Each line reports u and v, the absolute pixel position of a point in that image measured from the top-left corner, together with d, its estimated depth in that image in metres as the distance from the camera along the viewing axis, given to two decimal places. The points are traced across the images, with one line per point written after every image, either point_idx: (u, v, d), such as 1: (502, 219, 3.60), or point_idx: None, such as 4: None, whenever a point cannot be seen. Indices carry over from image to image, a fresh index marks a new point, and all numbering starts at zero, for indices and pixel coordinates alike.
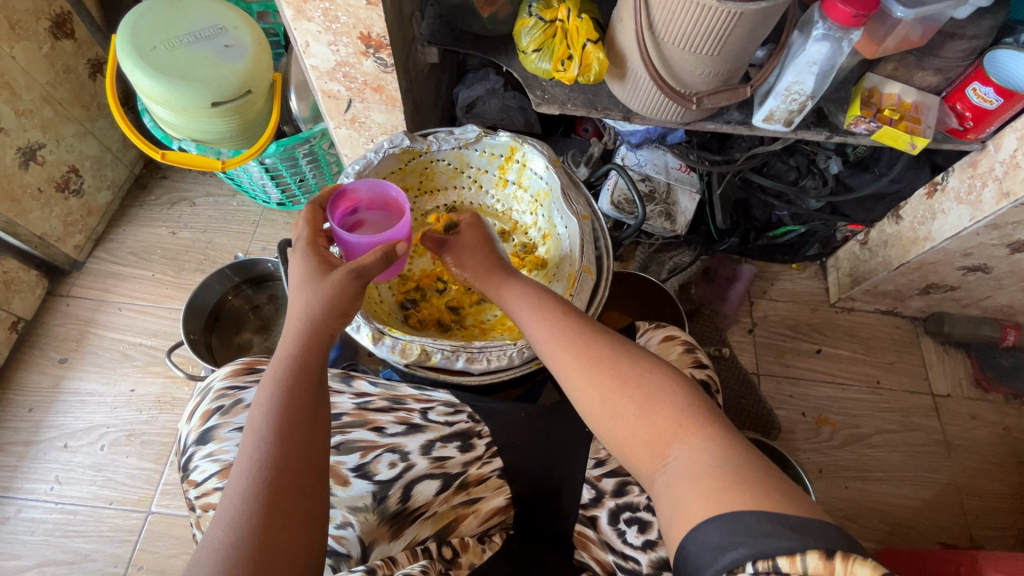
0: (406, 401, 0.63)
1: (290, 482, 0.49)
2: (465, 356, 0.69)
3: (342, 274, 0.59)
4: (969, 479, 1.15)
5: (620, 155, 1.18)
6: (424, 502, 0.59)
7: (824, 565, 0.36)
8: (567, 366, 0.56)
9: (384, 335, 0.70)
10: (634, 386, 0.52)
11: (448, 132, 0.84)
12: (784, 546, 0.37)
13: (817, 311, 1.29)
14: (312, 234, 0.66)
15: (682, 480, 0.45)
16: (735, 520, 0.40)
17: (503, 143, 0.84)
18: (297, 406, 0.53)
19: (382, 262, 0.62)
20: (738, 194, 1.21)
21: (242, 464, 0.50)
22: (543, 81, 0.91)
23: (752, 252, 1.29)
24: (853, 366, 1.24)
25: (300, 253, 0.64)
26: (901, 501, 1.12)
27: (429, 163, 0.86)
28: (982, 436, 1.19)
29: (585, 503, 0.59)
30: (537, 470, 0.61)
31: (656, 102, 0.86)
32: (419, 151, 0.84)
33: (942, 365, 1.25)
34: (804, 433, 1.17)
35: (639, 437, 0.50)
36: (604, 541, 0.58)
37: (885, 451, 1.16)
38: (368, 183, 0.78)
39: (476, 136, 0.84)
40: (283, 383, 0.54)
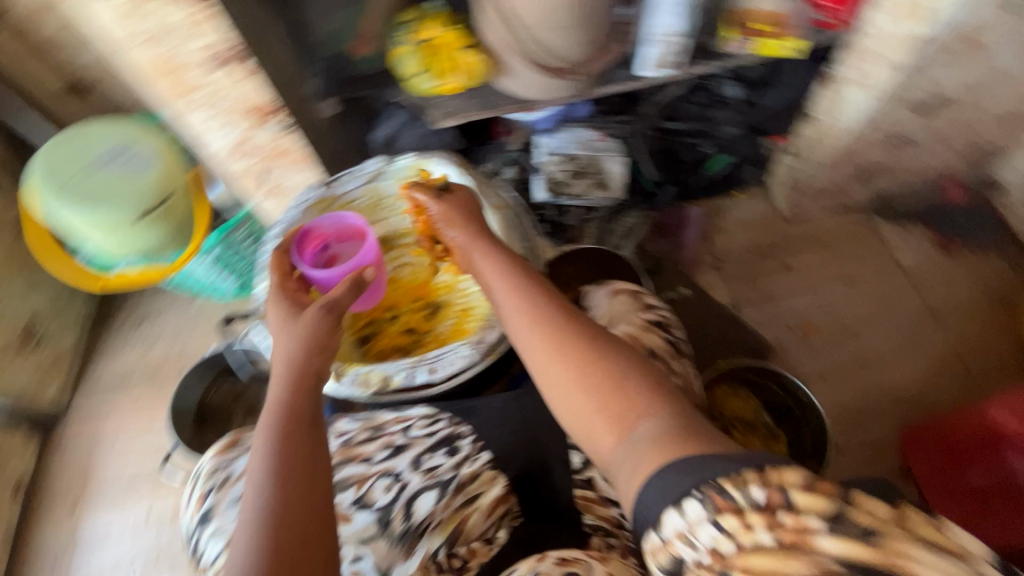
0: (386, 426, 0.64)
1: (293, 527, 0.50)
2: (424, 368, 0.71)
3: (315, 311, 0.63)
4: (965, 340, 1.16)
5: (538, 145, 1.21)
6: (427, 513, 0.59)
7: (764, 485, 0.38)
8: (537, 348, 0.57)
9: (344, 372, 0.71)
10: (601, 360, 0.54)
11: (352, 171, 0.87)
12: (725, 471, 0.40)
13: (771, 229, 1.32)
14: (281, 281, 0.68)
15: (643, 443, 0.47)
16: (687, 464, 0.42)
17: (407, 164, 0.87)
18: (292, 450, 0.54)
19: (352, 291, 0.66)
20: (660, 144, 1.23)
21: (246, 514, 0.51)
22: (432, 99, 0.94)
23: (693, 194, 1.32)
24: (821, 268, 1.27)
25: (272, 298, 0.66)
26: (906, 379, 1.14)
27: (345, 206, 0.89)
28: (961, 293, 1.21)
29: (577, 467, 0.63)
30: (524, 450, 0.63)
31: (543, 83, 0.89)
32: (332, 197, 0.86)
33: (905, 242, 1.27)
34: (796, 346, 1.19)
35: (603, 411, 0.52)
36: (604, 497, 0.62)
37: (876, 337, 1.18)
38: (330, 218, 0.82)
39: (379, 167, 0.87)
40: (276, 430, 0.56)
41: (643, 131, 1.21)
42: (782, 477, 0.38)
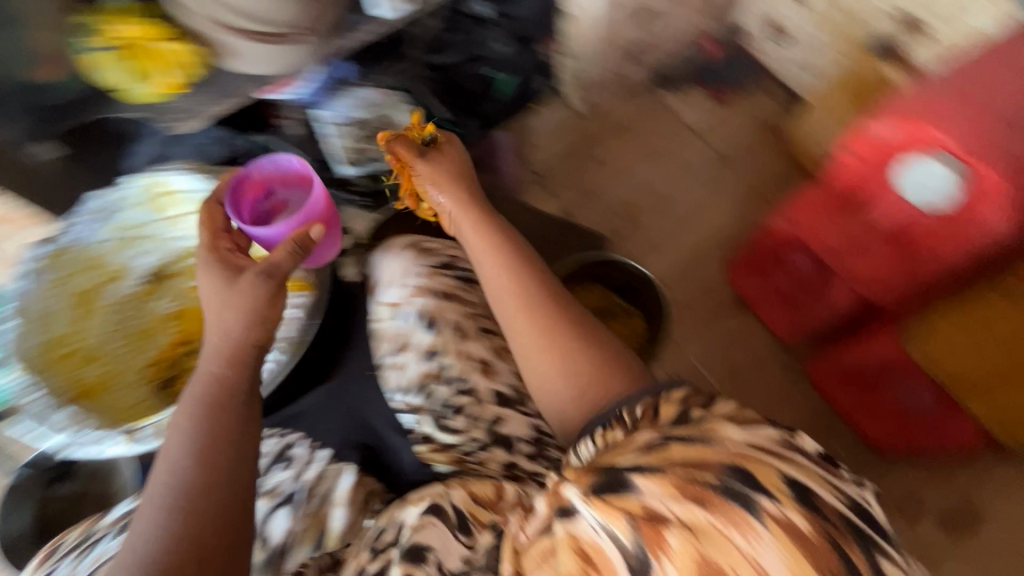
0: None
1: (205, 510, 0.49)
2: None
3: (251, 277, 0.57)
4: (757, 173, 1.32)
5: (317, 118, 1.12)
6: (282, 534, 0.58)
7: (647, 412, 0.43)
8: (513, 309, 0.61)
9: (137, 430, 0.67)
10: (582, 339, 0.58)
11: (76, 214, 0.76)
12: (636, 399, 0.46)
13: (575, 128, 1.38)
14: (209, 244, 0.62)
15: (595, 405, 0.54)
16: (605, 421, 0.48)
17: (141, 186, 0.78)
18: (216, 435, 0.53)
19: (295, 255, 0.59)
20: (441, 82, 1.20)
21: (159, 485, 0.50)
22: (161, 105, 0.83)
23: (494, 120, 1.32)
24: (626, 150, 1.36)
25: (205, 265, 0.60)
26: (717, 221, 1.28)
27: (86, 254, 0.78)
28: (740, 132, 1.36)
29: (411, 427, 0.63)
30: (359, 432, 0.66)
31: (279, 55, 0.81)
32: (59, 249, 0.75)
33: (689, 105, 1.39)
34: (626, 227, 1.28)
35: (570, 380, 0.57)
36: (443, 444, 0.62)
37: (686, 196, 1.31)
38: (273, 162, 0.75)
39: (108, 199, 0.77)
40: (201, 410, 0.54)
41: (419, 73, 1.17)
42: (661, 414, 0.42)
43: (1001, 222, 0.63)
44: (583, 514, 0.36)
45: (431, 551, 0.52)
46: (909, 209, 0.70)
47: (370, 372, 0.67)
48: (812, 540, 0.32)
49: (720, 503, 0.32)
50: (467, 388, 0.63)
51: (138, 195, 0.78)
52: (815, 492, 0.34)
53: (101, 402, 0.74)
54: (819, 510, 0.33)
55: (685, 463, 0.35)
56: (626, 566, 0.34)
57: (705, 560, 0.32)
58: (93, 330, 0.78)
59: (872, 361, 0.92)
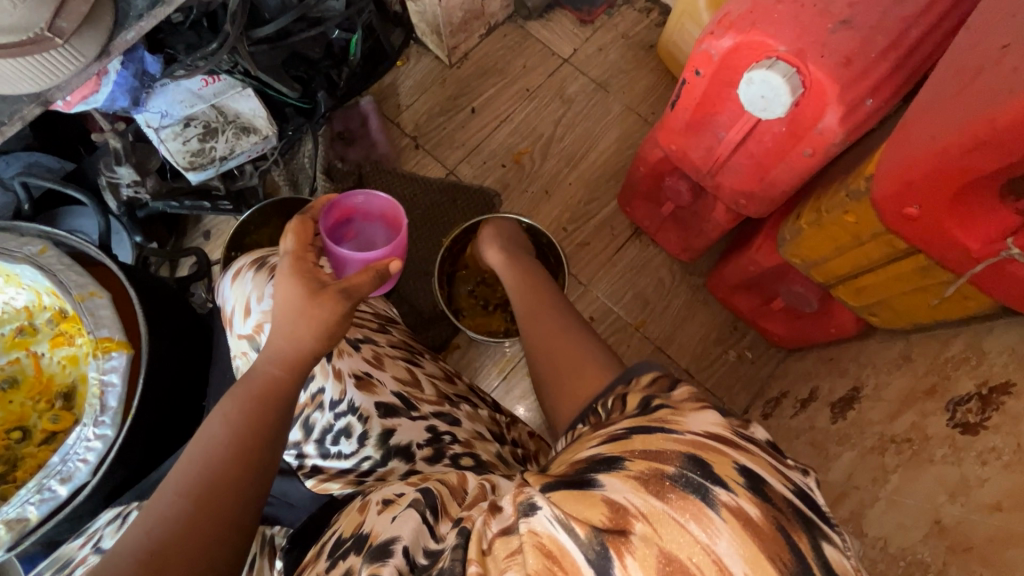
0: (75, 557, 0.55)
1: (216, 517, 0.46)
2: (53, 481, 0.59)
3: (332, 295, 0.54)
4: (633, 94, 1.28)
5: (141, 124, 0.98)
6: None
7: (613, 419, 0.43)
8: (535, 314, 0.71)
9: None
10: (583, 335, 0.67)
11: None
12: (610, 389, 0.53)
13: (445, 80, 1.28)
14: (298, 253, 0.60)
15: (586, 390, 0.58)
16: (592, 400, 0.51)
17: None
18: (259, 442, 0.50)
19: (375, 282, 0.58)
20: (277, 56, 1.04)
21: (188, 475, 0.47)
22: None
23: (353, 87, 1.21)
24: (503, 94, 1.28)
25: (287, 275, 0.57)
26: (606, 153, 1.25)
27: None
28: (615, 55, 1.30)
29: (299, 464, 0.60)
30: None
31: (36, 66, 0.68)
32: None
33: (553, 32, 1.32)
34: (517, 176, 1.23)
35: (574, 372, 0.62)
36: (337, 470, 0.59)
37: (572, 132, 1.26)
38: (364, 196, 0.86)
39: None
40: (251, 407, 0.51)
41: (247, 52, 1.00)
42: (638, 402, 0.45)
43: (833, 119, 0.62)
44: (539, 508, 0.32)
45: (399, 541, 0.40)
46: (752, 118, 0.68)
47: None
48: (761, 525, 0.30)
49: (677, 493, 0.31)
50: (345, 409, 0.58)
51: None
52: (765, 482, 0.33)
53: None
54: (768, 496, 0.32)
55: (646, 450, 0.34)
56: (585, 562, 0.30)
57: (665, 552, 0.29)
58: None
59: (756, 269, 0.94)
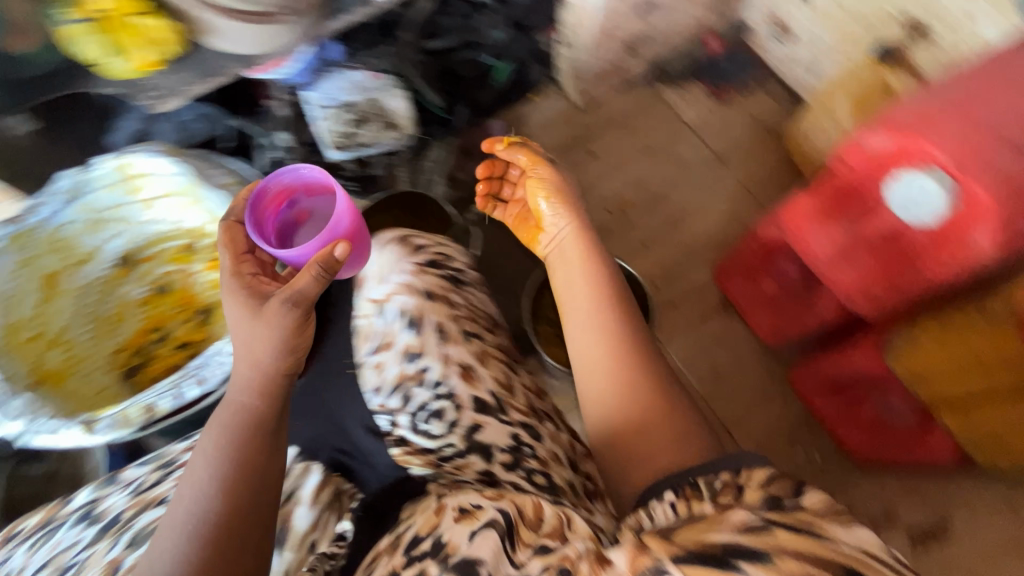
0: (178, 458, 0.62)
1: (228, 555, 0.51)
2: (190, 382, 0.75)
3: (277, 305, 0.56)
4: (748, 174, 1.30)
5: (304, 100, 1.10)
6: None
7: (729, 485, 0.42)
8: (593, 340, 0.63)
9: (95, 420, 0.71)
10: (645, 369, 0.60)
11: (45, 193, 0.81)
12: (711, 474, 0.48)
13: (572, 122, 1.35)
14: (237, 263, 0.63)
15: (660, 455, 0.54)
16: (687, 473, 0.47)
17: (110, 168, 0.83)
18: (248, 472, 0.54)
19: (320, 278, 0.57)
20: (435, 67, 1.19)
21: (179, 517, 0.51)
22: (142, 81, 0.82)
23: (491, 109, 1.30)
24: (623, 148, 1.33)
25: (229, 288, 0.61)
26: (712, 224, 1.26)
27: (53, 232, 0.84)
28: (740, 134, 1.33)
29: (387, 429, 0.61)
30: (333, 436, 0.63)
31: (256, 36, 0.79)
32: (27, 226, 0.81)
33: (683, 99, 1.37)
34: (618, 225, 1.27)
35: (638, 424, 0.58)
36: (420, 447, 0.60)
37: (681, 196, 1.29)
38: (289, 173, 0.75)
39: (78, 179, 0.82)
40: (225, 449, 0.54)
41: (413, 58, 1.15)
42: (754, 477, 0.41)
43: (985, 239, 0.62)
44: None
45: (481, 564, 0.43)
46: (891, 223, 0.70)
47: (346, 371, 0.65)
48: None
49: None
50: (447, 392, 0.61)
51: (108, 177, 0.83)
52: None
53: (71, 383, 0.86)
54: None
55: (799, 554, 0.33)
56: None
57: None
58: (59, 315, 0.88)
59: (853, 369, 0.89)
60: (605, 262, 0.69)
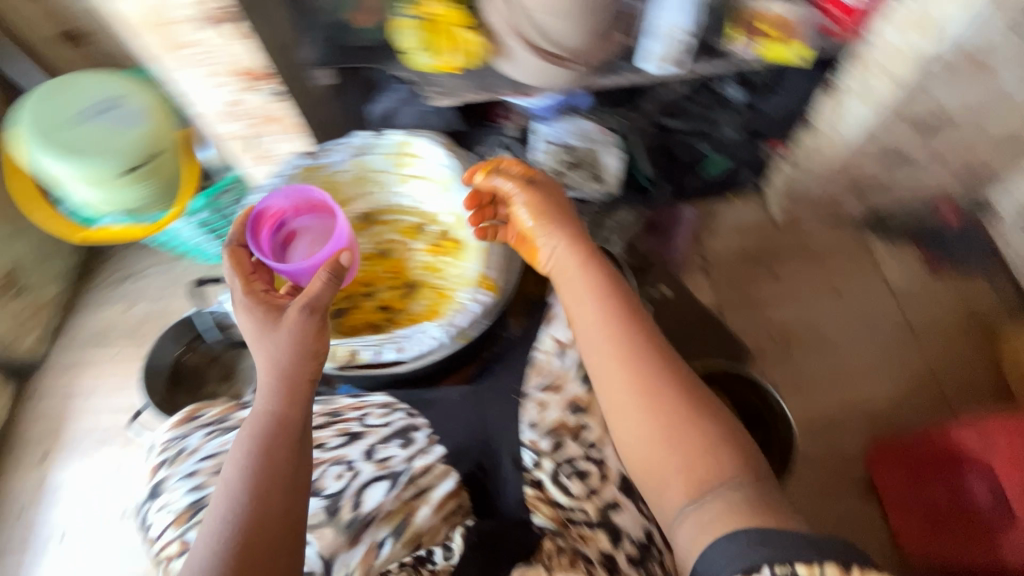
0: (344, 412, 0.67)
1: (257, 560, 0.50)
2: (391, 346, 0.73)
3: (295, 312, 0.60)
4: (941, 361, 1.18)
5: (534, 131, 1.19)
6: (376, 505, 0.59)
7: (839, 573, 0.43)
8: (615, 388, 0.59)
9: None
10: (674, 410, 0.56)
11: (340, 142, 0.84)
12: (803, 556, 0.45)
13: (764, 235, 1.33)
14: (245, 281, 0.65)
15: (713, 504, 0.52)
16: (759, 542, 0.47)
17: (395, 140, 0.85)
18: (274, 475, 0.54)
19: (330, 281, 0.62)
20: (658, 141, 1.23)
21: (217, 521, 0.52)
22: (433, 76, 0.93)
23: (688, 194, 1.32)
24: (808, 280, 1.28)
25: (242, 308, 0.62)
26: (882, 394, 1.15)
27: (330, 174, 0.86)
28: (945, 315, 1.22)
29: (529, 467, 0.63)
30: (476, 450, 0.64)
31: (538, 69, 0.87)
32: (316, 163, 0.83)
33: (892, 258, 1.28)
34: (776, 353, 1.21)
35: (684, 469, 0.54)
36: (554, 499, 0.62)
37: (855, 351, 1.20)
38: (286, 194, 0.79)
39: (367, 139, 0.85)
40: (257, 452, 0.55)
41: (643, 127, 1.21)
42: None
43: None
44: None
45: None
46: None
47: (511, 395, 0.66)
48: None
49: None
50: (598, 458, 0.63)
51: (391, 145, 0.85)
52: None
53: None
54: None
55: None
56: None
57: None
58: None
59: None
60: (601, 267, 0.66)
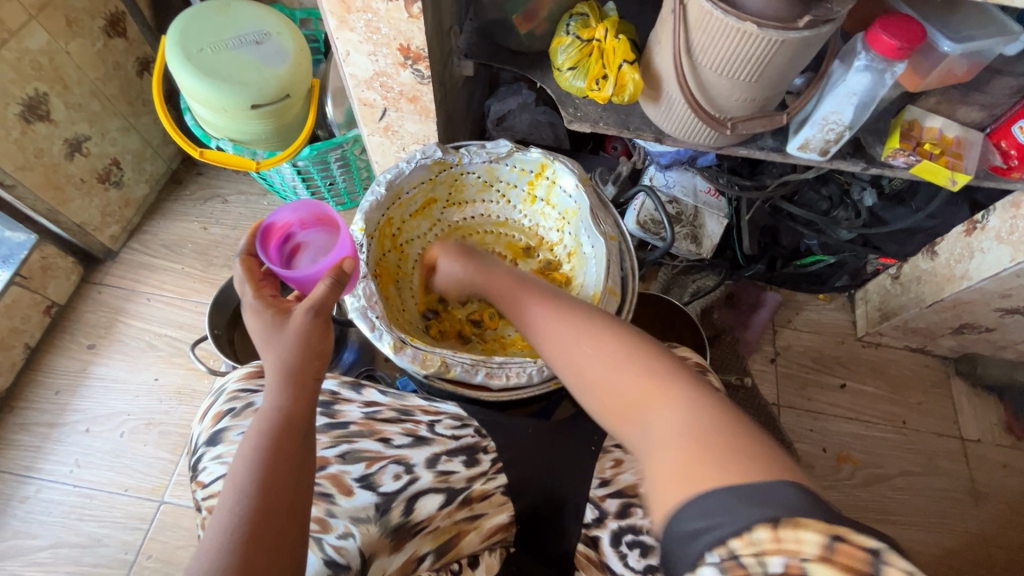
0: (414, 412, 0.67)
1: (260, 562, 0.47)
2: (484, 370, 0.73)
3: (301, 314, 0.58)
4: (997, 530, 1.11)
5: (649, 175, 1.17)
6: (427, 515, 0.61)
7: (773, 536, 0.37)
8: (561, 351, 0.58)
9: (405, 346, 0.73)
10: (608, 346, 0.55)
11: (479, 146, 0.85)
12: (736, 523, 0.38)
13: (843, 343, 1.27)
14: (256, 288, 0.62)
15: (659, 442, 0.47)
16: (704, 500, 0.41)
17: (534, 159, 0.85)
18: (279, 471, 0.51)
19: (335, 287, 0.61)
20: (767, 220, 1.20)
21: (221, 519, 0.48)
22: (576, 99, 0.93)
23: (778, 280, 1.27)
24: (878, 404, 1.21)
25: (251, 309, 0.60)
26: (925, 548, 1.09)
27: (459, 175, 0.87)
28: (1013, 486, 1.14)
29: (588, 523, 0.63)
30: (539, 492, 0.65)
31: (690, 124, 0.85)
32: (450, 163, 0.85)
33: (972, 408, 1.21)
34: (824, 469, 1.15)
35: (625, 408, 0.51)
36: (604, 564, 0.62)
37: (909, 494, 1.13)
38: (294, 206, 0.77)
39: (507, 151, 0.85)
40: (266, 448, 0.52)
41: (757, 203, 1.17)
42: (799, 540, 0.36)
43: None
44: None
45: None
46: None
47: (590, 447, 0.66)
48: None
49: None
50: None
51: (529, 168, 0.86)
52: None
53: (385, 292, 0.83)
54: None
55: None
56: None
57: None
58: (415, 231, 0.88)
59: None
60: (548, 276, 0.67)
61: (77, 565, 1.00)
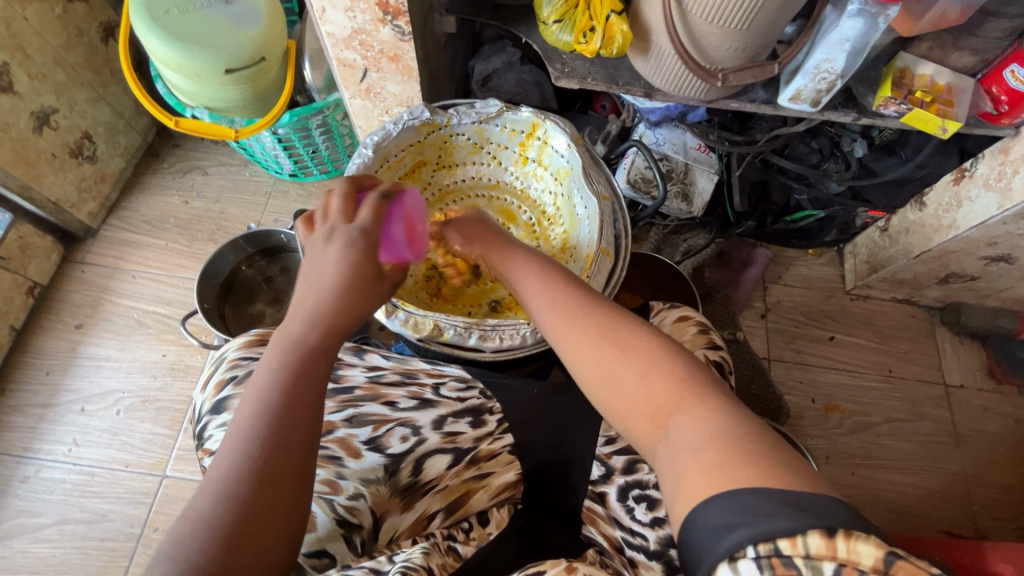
0: (418, 375, 0.68)
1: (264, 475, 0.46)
2: (478, 333, 0.74)
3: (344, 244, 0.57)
4: (978, 470, 1.15)
5: (638, 133, 1.16)
6: (436, 475, 0.63)
7: (827, 545, 0.34)
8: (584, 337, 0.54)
9: (397, 310, 0.74)
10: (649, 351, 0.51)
11: (469, 106, 0.82)
12: (787, 527, 0.35)
13: (831, 297, 1.29)
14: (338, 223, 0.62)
15: (684, 450, 0.44)
16: (730, 494, 0.38)
17: (525, 118, 0.83)
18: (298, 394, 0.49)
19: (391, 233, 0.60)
20: (757, 175, 1.19)
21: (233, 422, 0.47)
22: (563, 54, 0.90)
23: (768, 236, 1.27)
24: (865, 354, 1.24)
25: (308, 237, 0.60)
26: (908, 489, 1.14)
27: (448, 137, 0.86)
28: (992, 427, 1.19)
29: (595, 479, 0.65)
30: (547, 453, 0.66)
31: (679, 76, 0.83)
32: (438, 124, 0.83)
33: (957, 355, 1.25)
34: (814, 419, 1.19)
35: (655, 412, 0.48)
36: (613, 517, 0.64)
37: (893, 439, 1.17)
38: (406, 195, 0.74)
39: (497, 111, 0.83)
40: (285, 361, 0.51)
41: (747, 157, 1.17)
42: (855, 553, 0.33)
43: None
44: None
45: None
46: None
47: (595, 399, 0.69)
48: None
49: None
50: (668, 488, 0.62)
51: (520, 128, 0.85)
52: None
53: None
54: None
55: None
56: None
57: None
58: None
59: None
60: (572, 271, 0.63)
61: (85, 540, 1.01)
